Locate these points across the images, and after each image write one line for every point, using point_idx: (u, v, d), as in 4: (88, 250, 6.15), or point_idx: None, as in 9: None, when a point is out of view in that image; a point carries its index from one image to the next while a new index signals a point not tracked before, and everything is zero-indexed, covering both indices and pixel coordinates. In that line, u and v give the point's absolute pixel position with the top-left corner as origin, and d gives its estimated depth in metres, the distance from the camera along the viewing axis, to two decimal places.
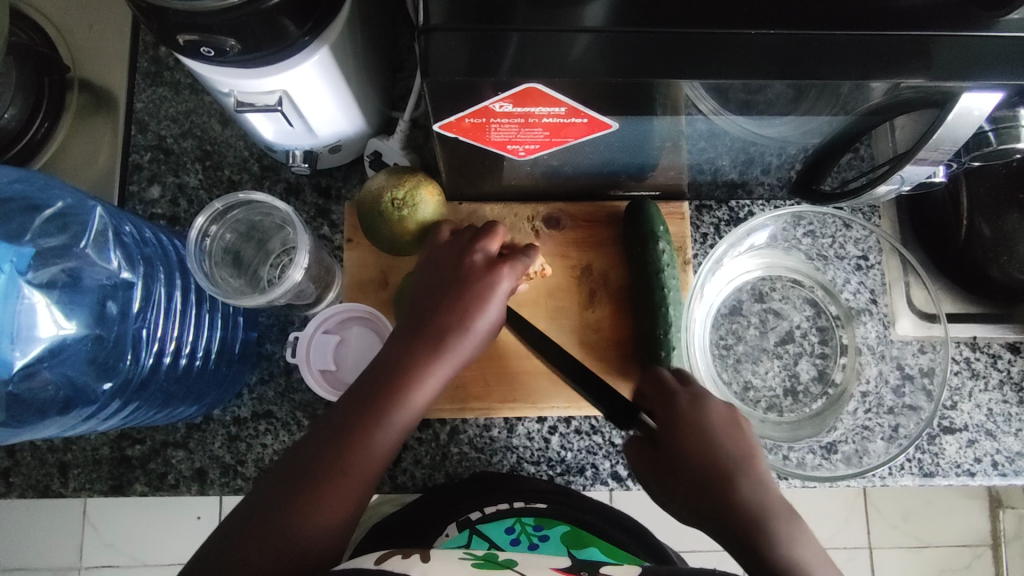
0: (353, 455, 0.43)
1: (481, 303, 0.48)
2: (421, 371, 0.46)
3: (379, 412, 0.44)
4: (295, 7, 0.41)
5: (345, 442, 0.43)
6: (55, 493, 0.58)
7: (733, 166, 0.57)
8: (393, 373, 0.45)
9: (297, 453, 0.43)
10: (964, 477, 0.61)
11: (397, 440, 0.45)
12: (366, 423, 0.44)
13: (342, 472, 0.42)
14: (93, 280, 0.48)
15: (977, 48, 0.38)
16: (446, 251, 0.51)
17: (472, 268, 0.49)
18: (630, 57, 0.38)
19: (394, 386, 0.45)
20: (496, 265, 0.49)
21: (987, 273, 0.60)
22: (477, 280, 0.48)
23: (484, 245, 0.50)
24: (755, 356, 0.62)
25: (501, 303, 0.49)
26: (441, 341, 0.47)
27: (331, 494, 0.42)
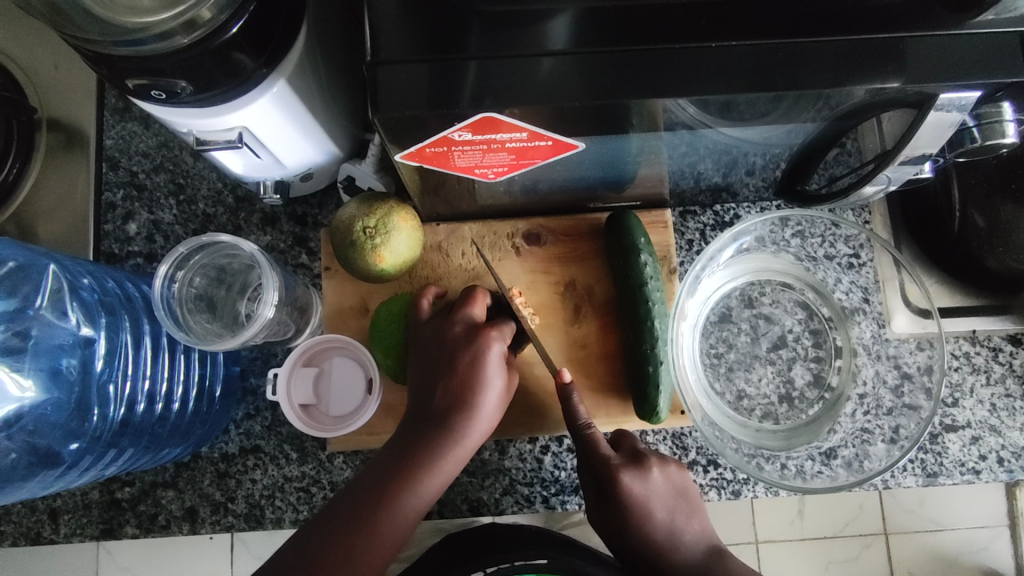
0: (361, 543, 0.45)
1: (479, 380, 0.50)
2: (428, 457, 0.48)
3: (389, 497, 0.47)
4: (246, 44, 0.40)
5: (356, 529, 0.46)
6: (47, 539, 0.57)
7: (716, 169, 0.55)
8: (399, 459, 0.48)
9: (303, 536, 0.46)
10: (969, 475, 0.59)
11: (404, 525, 0.47)
12: (376, 509, 0.46)
13: (352, 556, 0.45)
14: (52, 342, 0.48)
15: (954, 47, 0.37)
16: (439, 329, 0.52)
17: (455, 338, 0.51)
18: (593, 76, 0.37)
19: (404, 475, 0.48)
20: (484, 334, 0.51)
21: (983, 264, 0.58)
22: (466, 351, 0.51)
23: (467, 313, 0.53)
24: (747, 364, 0.61)
25: (499, 374, 0.51)
26: (446, 426, 0.49)
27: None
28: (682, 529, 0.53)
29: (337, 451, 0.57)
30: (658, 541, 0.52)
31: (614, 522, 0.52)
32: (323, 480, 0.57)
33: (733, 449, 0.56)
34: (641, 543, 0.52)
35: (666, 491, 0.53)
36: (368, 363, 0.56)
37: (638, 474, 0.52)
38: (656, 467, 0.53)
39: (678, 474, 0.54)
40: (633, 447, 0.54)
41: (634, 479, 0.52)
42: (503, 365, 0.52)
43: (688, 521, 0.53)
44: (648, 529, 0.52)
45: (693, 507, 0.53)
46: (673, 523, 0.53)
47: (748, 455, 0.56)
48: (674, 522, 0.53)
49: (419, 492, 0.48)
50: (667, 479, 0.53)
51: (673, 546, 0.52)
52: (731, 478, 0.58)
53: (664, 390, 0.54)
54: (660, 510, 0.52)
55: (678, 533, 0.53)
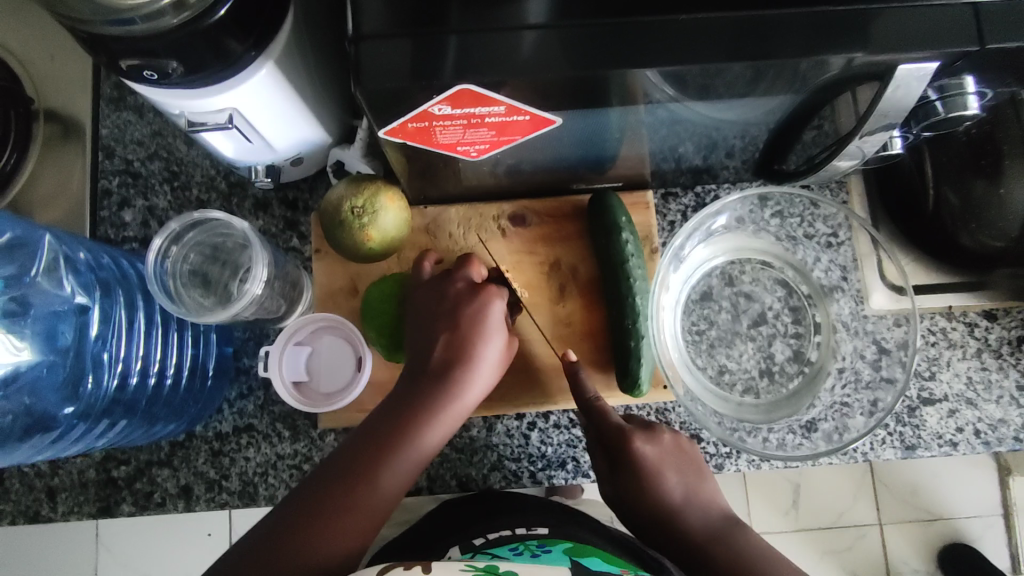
0: (364, 486, 0.47)
1: (481, 331, 0.52)
2: (430, 407, 0.50)
3: (391, 446, 0.48)
4: (235, 25, 0.42)
5: (358, 471, 0.47)
6: (45, 517, 0.59)
7: (695, 151, 0.57)
8: (399, 409, 0.50)
9: (307, 485, 0.47)
10: (946, 447, 0.61)
11: (406, 469, 0.48)
12: (378, 456, 0.48)
13: (356, 501, 0.46)
14: (45, 308, 0.49)
15: (913, 19, 0.38)
16: (438, 287, 0.54)
17: (458, 294, 0.54)
18: (568, 51, 0.38)
19: (405, 420, 0.49)
20: (481, 291, 0.54)
21: (957, 241, 0.60)
22: (465, 306, 0.53)
23: (467, 274, 0.55)
24: (728, 340, 0.62)
25: (500, 331, 0.53)
26: (448, 376, 0.51)
27: (344, 525, 0.45)
28: (673, 466, 0.54)
29: (328, 428, 0.58)
30: (650, 476, 0.53)
31: (606, 459, 0.54)
32: (314, 457, 0.59)
33: (716, 423, 0.58)
34: (635, 479, 0.53)
35: (654, 429, 0.55)
36: (357, 342, 0.57)
37: (626, 410, 0.54)
38: (643, 406, 0.56)
39: (663, 413, 0.56)
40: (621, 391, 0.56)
41: (622, 414, 0.54)
42: (503, 323, 0.54)
43: (678, 459, 0.55)
44: (641, 463, 0.53)
45: (682, 445, 0.55)
46: (664, 458, 0.54)
47: (731, 428, 0.58)
48: (665, 458, 0.54)
49: (420, 441, 0.49)
50: (654, 416, 0.55)
51: (666, 480, 0.54)
52: (715, 452, 0.60)
53: (646, 363, 0.55)
54: (650, 445, 0.54)
55: (669, 469, 0.54)
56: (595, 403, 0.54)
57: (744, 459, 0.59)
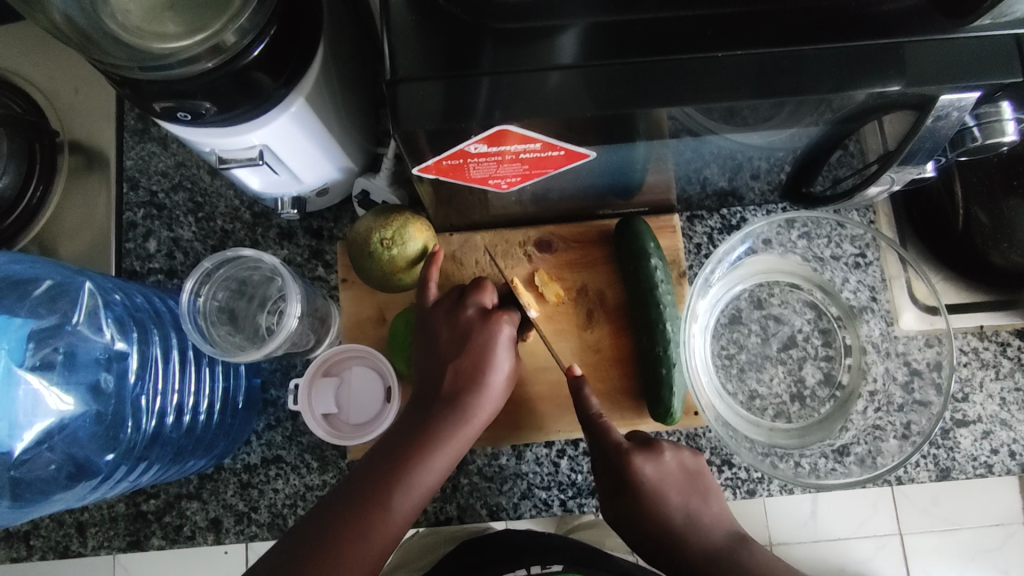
0: (379, 514, 0.45)
1: (488, 356, 0.50)
2: (440, 434, 0.48)
3: (403, 471, 0.46)
4: (266, 61, 0.42)
5: (372, 500, 0.45)
6: (74, 553, 0.58)
7: (722, 173, 0.56)
8: (411, 434, 0.48)
9: (320, 514, 0.45)
10: (982, 470, 0.60)
11: (417, 499, 0.46)
12: (390, 482, 0.46)
13: (370, 530, 0.44)
14: (88, 356, 0.49)
15: (949, 51, 0.38)
16: (441, 310, 0.52)
17: (469, 321, 0.51)
18: (606, 88, 0.38)
19: (415, 445, 0.47)
20: (490, 315, 0.52)
21: (987, 259, 0.60)
22: (475, 333, 0.51)
23: (478, 298, 0.52)
24: (758, 364, 0.61)
25: (509, 356, 0.51)
26: (458, 406, 0.49)
27: (358, 555, 0.44)
28: (699, 511, 0.52)
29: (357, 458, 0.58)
30: (676, 525, 0.51)
31: (630, 509, 0.51)
32: None
33: (748, 449, 0.57)
34: (658, 527, 0.51)
35: (681, 477, 0.52)
36: (386, 371, 0.57)
37: (649, 457, 0.52)
38: (667, 451, 0.53)
39: (690, 457, 0.54)
40: (644, 436, 0.54)
41: (643, 460, 0.52)
42: (512, 348, 0.52)
43: (702, 504, 0.52)
44: (664, 512, 0.51)
45: (708, 490, 0.53)
46: (689, 506, 0.52)
47: (762, 454, 0.58)
48: (690, 506, 0.52)
49: (430, 467, 0.47)
50: (677, 462, 0.53)
51: (691, 528, 0.51)
52: (746, 477, 0.59)
53: (678, 393, 0.55)
54: (673, 492, 0.52)
55: (694, 516, 0.52)
56: (614, 453, 0.52)
57: (776, 484, 0.59)
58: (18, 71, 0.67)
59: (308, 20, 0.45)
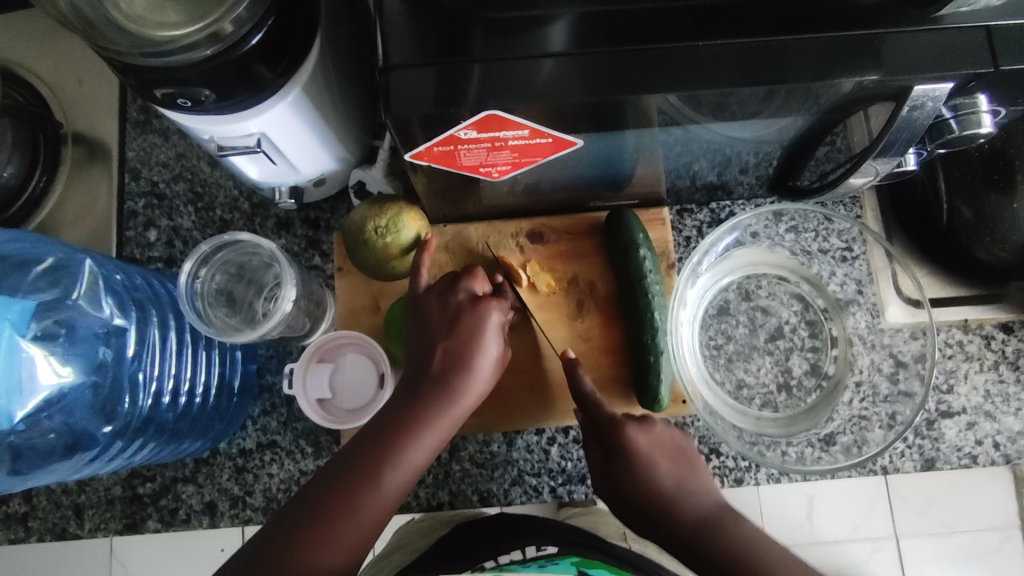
0: (368, 489, 0.46)
1: (477, 338, 0.51)
2: (428, 413, 0.49)
3: (392, 448, 0.47)
4: (265, 50, 0.43)
5: (361, 477, 0.46)
6: (71, 534, 0.59)
7: (710, 167, 0.58)
8: (400, 413, 0.49)
9: (309, 491, 0.46)
10: (966, 460, 0.61)
11: (405, 476, 0.47)
12: (380, 459, 0.47)
13: (359, 505, 0.45)
14: (87, 330, 0.51)
15: (924, 43, 0.39)
16: (431, 294, 0.53)
17: (460, 304, 0.52)
18: (591, 76, 0.39)
19: (405, 423, 0.48)
20: (481, 300, 0.53)
21: (972, 255, 0.61)
22: (466, 317, 0.52)
23: (468, 284, 0.54)
24: (746, 354, 0.63)
25: (496, 339, 0.52)
26: (447, 386, 0.49)
27: (347, 529, 0.45)
28: (691, 485, 0.51)
29: None
30: (666, 494, 0.50)
31: (620, 478, 0.51)
32: None
33: (734, 436, 0.58)
34: (651, 496, 0.50)
35: (698, 467, 0.52)
36: (379, 358, 0.58)
37: (642, 428, 0.52)
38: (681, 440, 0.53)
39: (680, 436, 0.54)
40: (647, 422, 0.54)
41: (635, 430, 0.52)
42: (501, 333, 0.53)
43: (695, 478, 0.51)
44: (654, 480, 0.50)
45: (698, 465, 0.52)
46: (681, 476, 0.51)
47: (750, 442, 0.58)
48: (682, 476, 0.51)
49: (418, 445, 0.48)
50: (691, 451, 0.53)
51: (683, 496, 0.50)
52: (734, 466, 0.60)
53: (665, 380, 0.56)
54: (664, 462, 0.51)
55: (687, 488, 0.50)
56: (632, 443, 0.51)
57: (764, 472, 0.60)
58: (24, 64, 0.68)
59: (306, 12, 0.46)
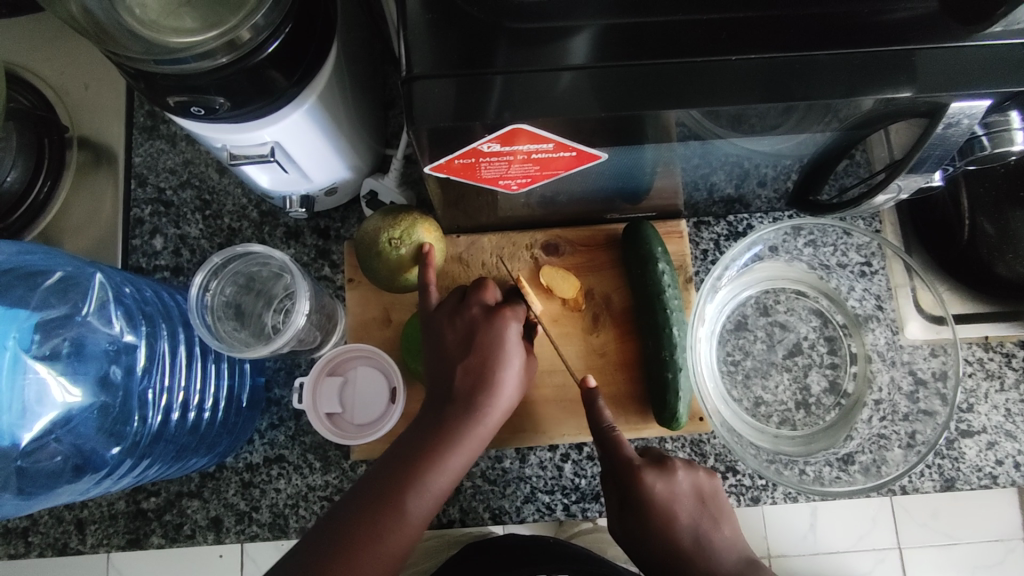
0: (394, 515, 0.44)
1: (499, 354, 0.50)
2: (454, 433, 0.47)
3: (416, 473, 0.46)
4: (280, 58, 0.42)
5: (383, 504, 0.45)
6: (73, 550, 0.58)
7: (729, 180, 0.57)
8: (424, 436, 0.47)
9: (332, 519, 0.45)
10: (986, 481, 0.60)
11: (432, 500, 0.46)
12: (403, 483, 0.46)
13: (384, 532, 0.44)
14: (96, 346, 0.50)
15: (959, 59, 0.38)
16: (444, 312, 0.52)
17: (474, 318, 0.51)
18: (620, 90, 0.38)
19: (430, 445, 0.47)
20: (499, 313, 0.51)
21: (992, 270, 0.59)
22: (484, 331, 0.50)
23: (480, 298, 0.52)
24: (763, 370, 0.61)
25: (517, 354, 0.51)
26: (471, 405, 0.48)
27: (372, 559, 0.43)
28: (711, 535, 0.51)
29: (360, 459, 0.57)
30: (685, 547, 0.50)
31: (639, 529, 0.50)
32: (347, 488, 0.58)
33: (752, 454, 0.57)
34: (672, 548, 0.50)
35: (714, 508, 0.52)
36: (392, 372, 0.57)
37: (661, 475, 0.51)
38: (700, 475, 0.53)
39: (703, 479, 0.53)
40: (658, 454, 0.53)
41: (654, 478, 0.51)
42: (522, 346, 0.51)
43: (715, 528, 0.51)
44: (675, 533, 0.50)
45: (721, 512, 0.52)
46: (700, 527, 0.51)
47: (767, 459, 0.58)
48: (703, 527, 0.51)
49: (445, 467, 0.47)
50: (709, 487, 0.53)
51: (705, 549, 0.50)
52: (751, 484, 0.59)
53: (684, 398, 0.55)
54: (685, 512, 0.51)
55: (708, 540, 0.51)
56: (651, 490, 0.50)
57: (781, 491, 0.59)
58: (29, 66, 0.67)
59: (323, 20, 0.45)
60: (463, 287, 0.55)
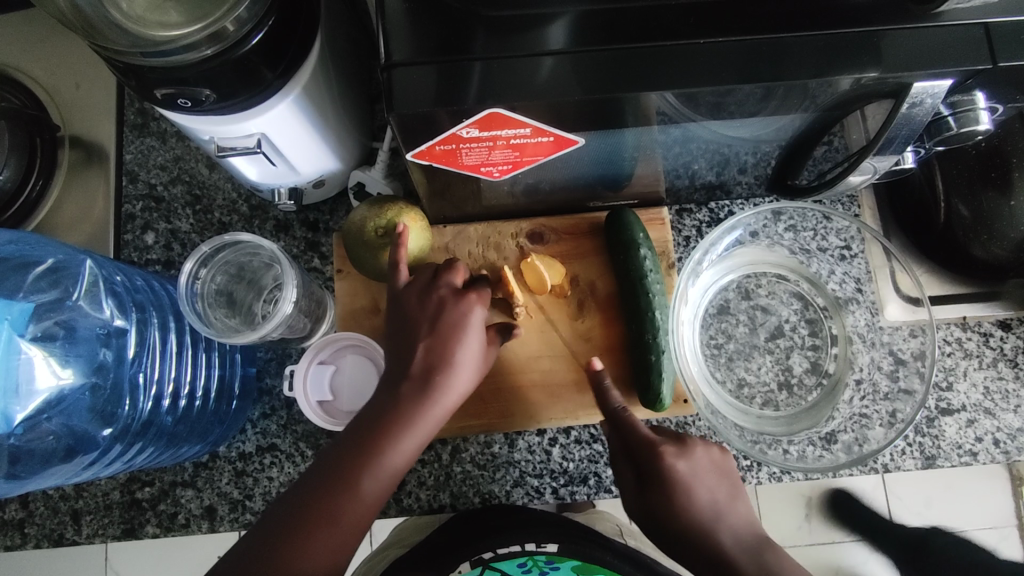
0: (350, 492, 0.45)
1: (459, 334, 0.50)
2: (409, 413, 0.47)
3: (373, 449, 0.46)
4: (265, 50, 0.43)
5: (340, 481, 0.45)
6: (69, 540, 0.59)
7: (709, 167, 0.58)
8: (381, 412, 0.48)
9: (294, 491, 0.46)
10: (966, 457, 0.61)
11: (389, 478, 0.47)
12: (360, 461, 0.46)
13: (341, 509, 0.45)
14: (88, 330, 0.51)
15: (924, 41, 0.39)
16: (410, 293, 0.52)
17: (440, 299, 0.51)
18: (595, 76, 0.39)
19: (385, 424, 0.47)
20: (462, 294, 0.51)
21: (969, 253, 0.61)
22: (445, 314, 0.50)
23: (449, 278, 0.52)
24: (746, 353, 0.63)
25: (479, 337, 0.51)
26: (427, 386, 0.48)
27: (332, 530, 0.44)
28: (727, 510, 0.50)
29: None
30: (702, 519, 0.49)
31: (653, 503, 0.50)
32: None
33: (737, 435, 0.58)
34: (688, 521, 0.49)
35: (717, 476, 0.52)
36: (380, 359, 0.58)
37: (682, 452, 0.51)
38: (699, 446, 0.52)
39: (719, 453, 0.53)
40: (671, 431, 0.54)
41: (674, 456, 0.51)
42: (482, 329, 0.51)
43: (728, 497, 0.51)
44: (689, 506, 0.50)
45: (738, 487, 0.52)
46: (717, 501, 0.50)
47: (751, 440, 0.58)
48: (721, 501, 0.50)
49: (401, 445, 0.47)
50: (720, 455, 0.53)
51: (720, 522, 0.50)
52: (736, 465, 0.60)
53: (667, 379, 0.56)
54: (703, 487, 0.50)
55: (723, 513, 0.50)
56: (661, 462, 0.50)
57: (766, 471, 0.60)
58: (25, 70, 0.68)
59: (306, 12, 0.46)
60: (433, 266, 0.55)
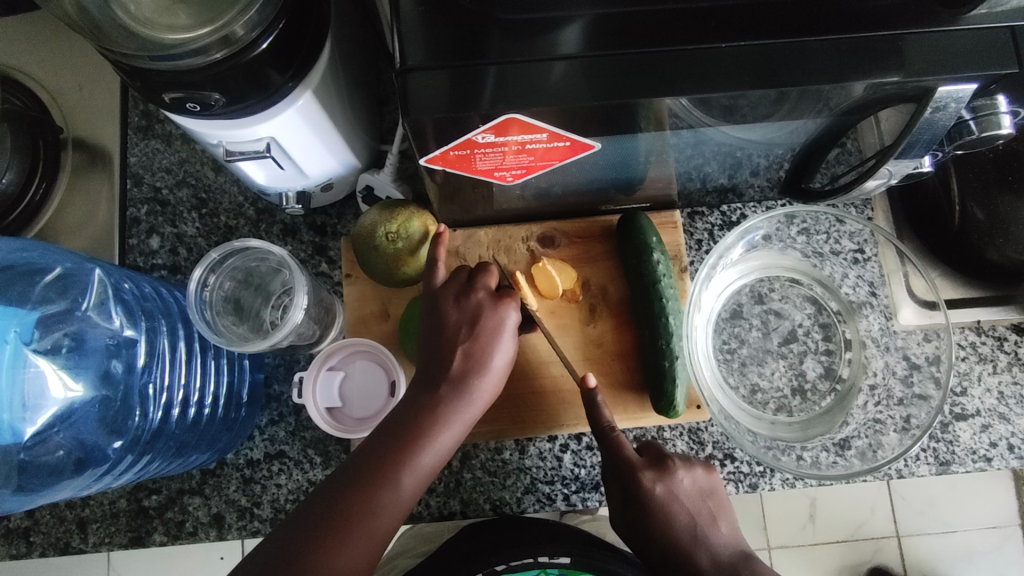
0: (387, 490, 0.45)
1: (495, 339, 0.50)
2: (446, 414, 0.48)
3: (408, 449, 0.46)
4: (275, 53, 0.42)
5: (376, 478, 0.45)
6: (75, 549, 0.58)
7: (722, 170, 0.57)
8: (415, 411, 0.48)
9: (327, 487, 0.45)
10: (981, 463, 0.60)
11: (424, 477, 0.47)
12: (397, 461, 0.46)
13: (378, 507, 0.44)
14: (97, 341, 0.50)
15: (947, 45, 0.39)
16: (445, 295, 0.51)
17: (479, 303, 0.51)
18: (613, 82, 0.39)
19: (423, 423, 0.47)
20: (499, 298, 0.51)
21: (985, 257, 0.60)
22: (484, 318, 0.50)
23: (485, 281, 0.52)
24: (759, 358, 0.62)
25: (513, 339, 0.52)
26: (464, 388, 0.49)
27: (363, 532, 0.44)
28: (705, 532, 0.51)
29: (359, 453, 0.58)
30: (682, 542, 0.50)
31: (637, 521, 0.51)
32: None
33: (751, 441, 0.58)
34: (666, 543, 0.51)
35: (700, 498, 0.52)
36: (390, 365, 0.57)
37: (660, 476, 0.52)
38: (680, 469, 0.52)
39: (704, 476, 0.53)
40: (657, 453, 0.54)
41: (651, 479, 0.51)
42: (516, 334, 0.52)
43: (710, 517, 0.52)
44: (670, 527, 0.51)
45: (721, 509, 0.52)
46: (697, 524, 0.51)
47: (765, 446, 0.58)
48: (698, 524, 0.51)
49: (437, 444, 0.47)
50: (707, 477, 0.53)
51: (698, 545, 0.51)
52: (749, 471, 0.59)
53: (681, 384, 0.55)
54: (682, 509, 0.51)
55: (702, 535, 0.51)
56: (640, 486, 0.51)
57: (779, 478, 0.59)
58: (25, 71, 0.67)
59: (316, 14, 0.45)
60: (463, 267, 0.55)
